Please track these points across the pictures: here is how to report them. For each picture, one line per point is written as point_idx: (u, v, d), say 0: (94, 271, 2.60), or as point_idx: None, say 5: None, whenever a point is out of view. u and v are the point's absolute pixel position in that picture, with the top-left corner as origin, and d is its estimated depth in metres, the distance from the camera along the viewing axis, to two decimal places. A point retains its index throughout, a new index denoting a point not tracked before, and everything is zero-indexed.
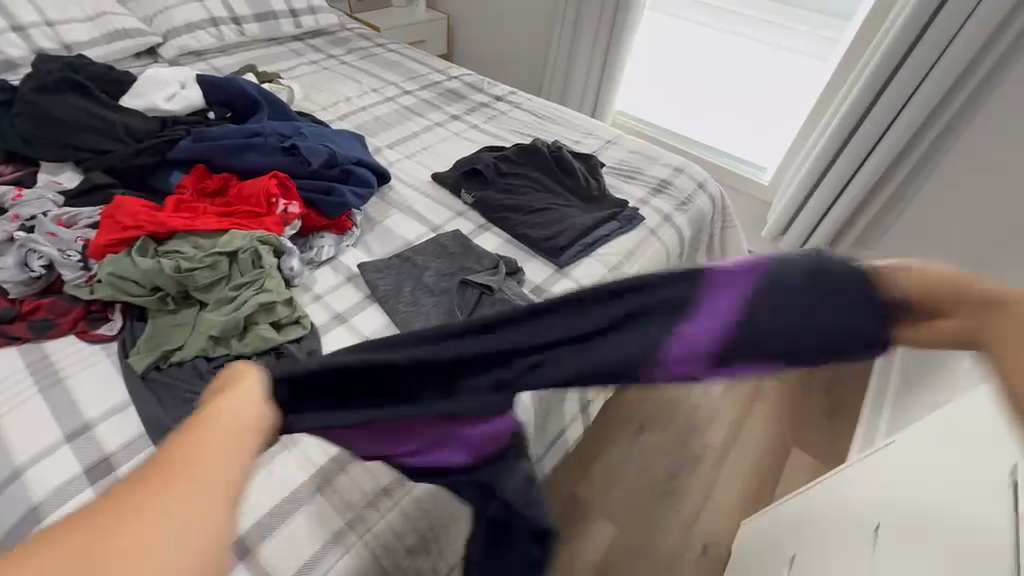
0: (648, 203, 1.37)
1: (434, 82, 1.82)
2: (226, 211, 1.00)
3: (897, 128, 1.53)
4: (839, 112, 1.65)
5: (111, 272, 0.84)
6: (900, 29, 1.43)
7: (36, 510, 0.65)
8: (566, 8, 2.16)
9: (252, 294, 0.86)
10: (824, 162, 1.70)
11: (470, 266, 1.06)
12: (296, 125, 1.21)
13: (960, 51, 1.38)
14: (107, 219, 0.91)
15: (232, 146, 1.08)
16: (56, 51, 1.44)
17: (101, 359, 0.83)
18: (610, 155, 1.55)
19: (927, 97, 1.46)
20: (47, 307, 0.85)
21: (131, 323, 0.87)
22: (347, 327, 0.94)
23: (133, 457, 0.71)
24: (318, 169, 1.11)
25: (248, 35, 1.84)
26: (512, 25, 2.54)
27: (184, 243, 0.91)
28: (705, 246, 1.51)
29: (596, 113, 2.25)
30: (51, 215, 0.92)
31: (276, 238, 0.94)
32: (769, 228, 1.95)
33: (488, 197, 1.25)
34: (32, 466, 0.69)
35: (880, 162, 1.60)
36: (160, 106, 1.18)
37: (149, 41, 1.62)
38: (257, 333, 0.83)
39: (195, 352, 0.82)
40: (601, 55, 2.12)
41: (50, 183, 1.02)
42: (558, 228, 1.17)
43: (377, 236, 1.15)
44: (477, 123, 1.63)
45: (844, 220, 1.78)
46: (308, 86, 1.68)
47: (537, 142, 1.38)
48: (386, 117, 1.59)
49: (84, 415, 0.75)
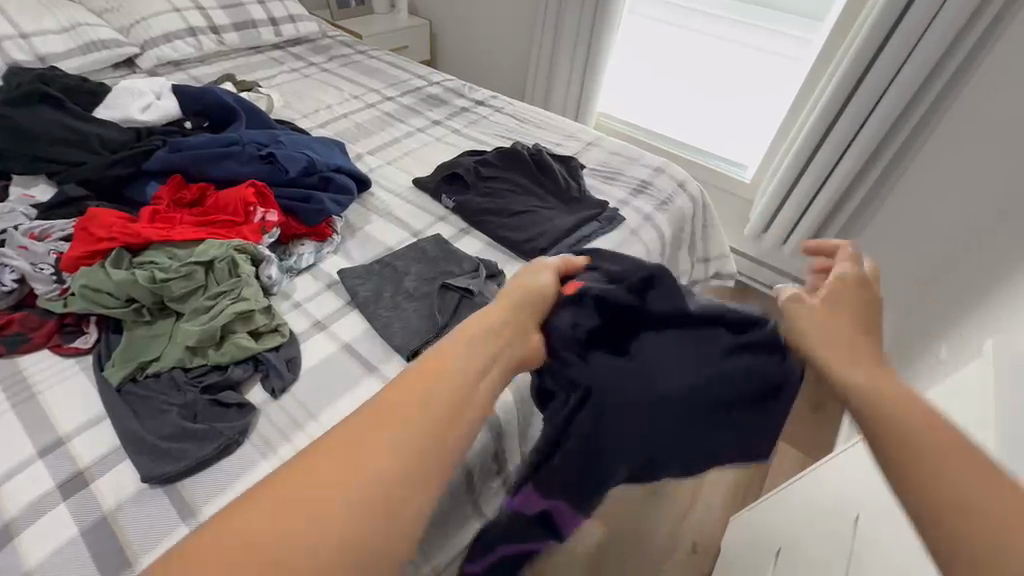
0: (629, 204, 1.38)
1: (416, 88, 1.83)
2: (202, 220, 0.99)
3: (871, 125, 1.57)
4: (815, 109, 1.68)
5: (84, 284, 0.83)
6: (872, 24, 1.46)
7: (8, 527, 0.64)
8: (545, 12, 2.18)
9: (229, 303, 0.85)
10: (803, 160, 1.73)
11: (451, 270, 1.06)
12: (274, 132, 1.21)
13: (928, 50, 1.42)
14: (81, 231, 0.90)
15: (209, 155, 1.08)
16: (31, 63, 1.43)
17: (75, 372, 0.82)
18: (590, 156, 1.57)
19: (897, 96, 1.50)
20: (19, 321, 0.84)
21: (106, 335, 0.86)
22: (328, 334, 0.94)
23: (108, 470, 0.71)
24: (296, 176, 1.11)
25: (227, 45, 1.83)
26: (494, 28, 2.55)
27: (159, 253, 0.90)
28: (687, 245, 1.52)
29: (579, 115, 2.27)
30: (23, 228, 0.90)
31: (253, 247, 0.94)
32: (752, 225, 1.98)
33: (468, 201, 1.25)
34: (2, 483, 0.68)
35: (855, 160, 1.64)
36: (134, 116, 1.17)
37: (127, 52, 1.61)
38: (235, 342, 0.83)
39: (171, 363, 0.81)
40: (581, 58, 2.14)
41: (23, 197, 1.00)
42: (539, 231, 1.18)
43: (357, 243, 1.15)
44: (459, 128, 1.64)
45: (824, 216, 1.81)
46: (289, 94, 1.68)
47: (517, 146, 1.39)
48: (367, 124, 1.60)
49: (58, 430, 0.74)
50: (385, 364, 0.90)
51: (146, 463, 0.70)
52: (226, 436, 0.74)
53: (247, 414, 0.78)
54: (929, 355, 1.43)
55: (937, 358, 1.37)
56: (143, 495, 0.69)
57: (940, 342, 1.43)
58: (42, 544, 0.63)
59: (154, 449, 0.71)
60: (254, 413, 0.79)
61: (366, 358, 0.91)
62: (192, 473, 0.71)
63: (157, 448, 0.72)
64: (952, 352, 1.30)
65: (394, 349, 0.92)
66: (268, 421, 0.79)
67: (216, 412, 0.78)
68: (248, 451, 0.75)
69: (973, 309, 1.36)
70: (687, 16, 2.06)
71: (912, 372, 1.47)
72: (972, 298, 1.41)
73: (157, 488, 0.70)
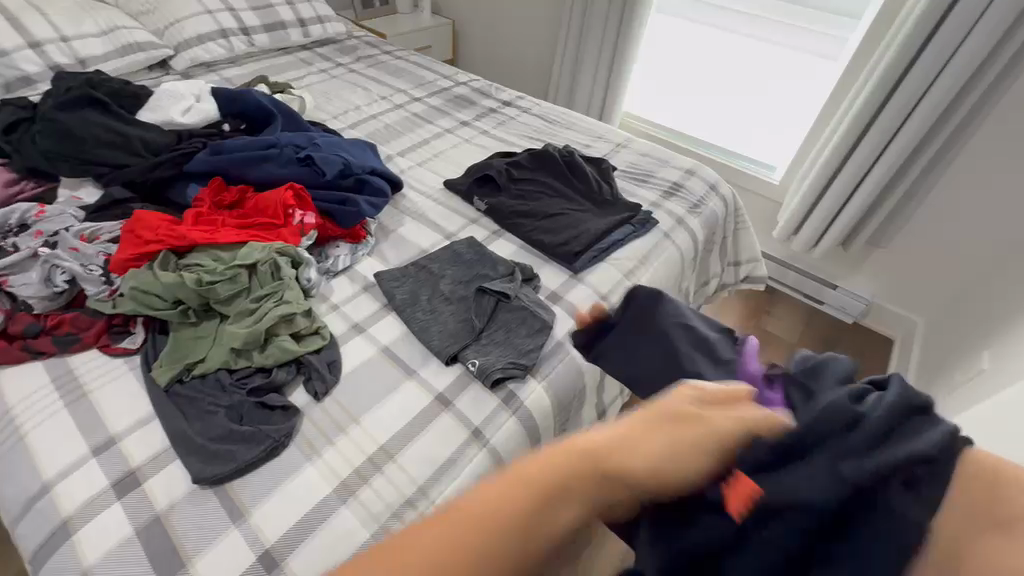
0: (661, 207, 1.36)
1: (443, 88, 1.83)
2: (243, 223, 1.00)
3: (910, 126, 1.52)
4: (851, 110, 1.63)
5: (133, 286, 0.84)
6: (915, 22, 1.41)
7: (65, 526, 0.66)
8: (571, 12, 2.16)
9: (272, 306, 0.86)
10: (836, 162, 1.69)
11: (486, 273, 1.06)
12: (310, 135, 1.22)
13: (972, 52, 1.37)
14: (128, 233, 0.91)
15: (247, 158, 1.09)
16: (72, 66, 1.46)
17: (123, 372, 0.84)
18: (621, 158, 1.55)
19: (938, 97, 1.45)
20: (70, 321, 0.85)
21: (153, 335, 0.87)
22: (366, 337, 0.94)
23: (157, 472, 0.72)
24: (332, 179, 1.12)
25: (258, 46, 1.85)
26: (517, 27, 2.54)
27: (204, 256, 0.91)
28: (718, 247, 1.50)
29: (603, 115, 2.25)
30: (73, 230, 0.92)
31: (293, 250, 0.95)
32: (781, 228, 1.94)
33: (500, 204, 1.25)
34: (59, 481, 0.70)
35: (893, 161, 1.58)
36: (176, 119, 1.19)
37: (161, 54, 1.63)
38: (278, 345, 0.83)
39: (217, 365, 0.82)
40: (607, 57, 2.11)
41: (71, 199, 1.02)
42: (572, 234, 1.16)
43: (391, 244, 1.16)
44: (487, 129, 1.63)
45: (858, 219, 1.77)
46: (319, 94, 1.70)
47: (547, 148, 1.38)
48: (396, 125, 1.60)
49: (110, 429, 0.76)
50: (424, 368, 0.90)
51: (196, 464, 0.71)
52: (273, 438, 0.75)
53: (292, 417, 0.79)
54: (968, 365, 1.39)
55: (977, 367, 1.33)
56: (195, 497, 0.70)
57: (979, 351, 1.39)
58: (97, 543, 0.64)
59: (204, 451, 0.72)
60: (299, 416, 0.80)
61: (405, 361, 0.91)
62: (241, 475, 0.72)
63: (206, 449, 0.73)
64: (994, 360, 1.26)
65: (431, 353, 0.92)
66: (312, 424, 0.80)
67: (261, 415, 0.78)
68: (293, 454, 0.76)
69: (1016, 317, 1.32)
70: (712, 14, 2.02)
71: (948, 381, 1.43)
72: (1016, 305, 1.37)
73: (207, 489, 0.71)
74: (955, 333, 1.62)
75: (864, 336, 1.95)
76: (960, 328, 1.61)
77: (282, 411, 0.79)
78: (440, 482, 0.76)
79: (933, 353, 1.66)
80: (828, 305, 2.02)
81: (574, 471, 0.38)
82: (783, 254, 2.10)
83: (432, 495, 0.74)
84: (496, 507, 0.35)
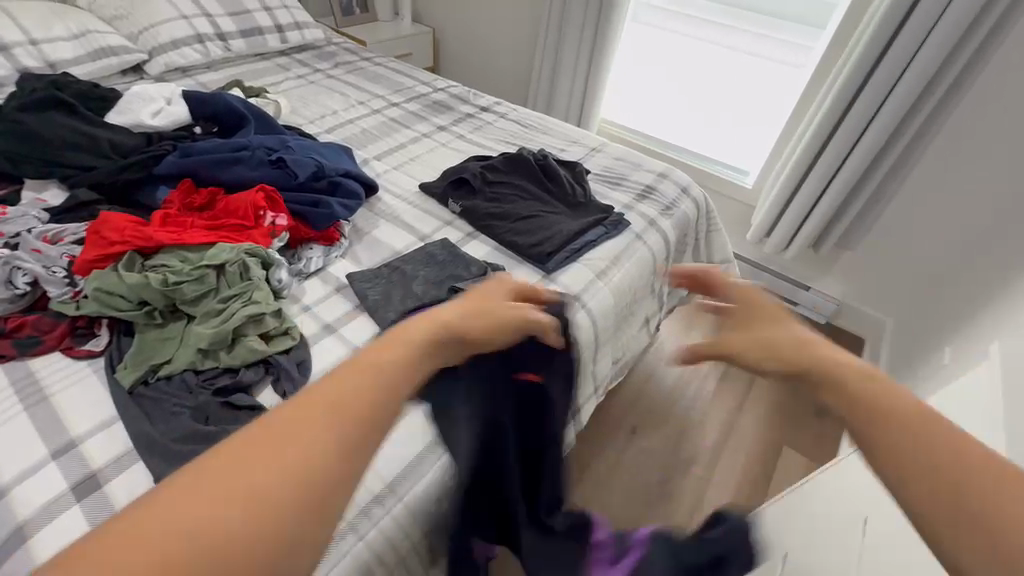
0: (633, 209, 1.39)
1: (421, 94, 1.84)
2: (212, 224, 1.00)
3: (872, 131, 1.58)
4: (817, 116, 1.69)
5: (96, 287, 0.84)
6: (873, 31, 1.48)
7: (19, 530, 0.64)
8: (548, 19, 2.20)
9: (240, 306, 0.86)
10: (804, 166, 1.75)
11: (458, 273, 1.07)
12: (283, 138, 1.22)
13: (926, 61, 1.44)
14: (93, 235, 0.91)
15: (217, 160, 1.09)
16: (41, 69, 1.44)
17: (87, 374, 0.83)
18: (595, 162, 1.58)
19: (898, 103, 1.52)
20: (32, 323, 0.84)
21: (119, 338, 0.87)
22: (337, 338, 0.94)
23: (119, 473, 0.71)
24: (305, 181, 1.12)
25: (234, 51, 1.85)
26: (497, 35, 2.58)
27: (171, 257, 0.91)
28: (691, 249, 1.53)
29: (581, 121, 2.29)
30: (36, 232, 0.91)
31: (264, 250, 0.95)
32: (754, 230, 1.99)
33: (474, 206, 1.26)
34: (16, 485, 0.68)
35: (857, 165, 1.64)
36: (145, 121, 1.19)
37: (135, 58, 1.62)
38: (246, 345, 0.83)
39: (183, 366, 0.81)
40: (584, 63, 2.15)
41: (35, 201, 1.01)
42: (545, 235, 1.18)
43: (365, 246, 1.16)
44: (464, 133, 1.65)
45: (826, 222, 1.82)
46: (296, 99, 1.70)
47: (522, 151, 1.40)
48: (373, 129, 1.61)
49: (71, 432, 0.75)
50: None
51: (159, 465, 0.70)
52: None
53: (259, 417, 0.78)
54: (933, 360, 1.43)
55: (940, 362, 1.38)
56: None
57: (942, 347, 1.43)
58: (52, 546, 0.63)
59: (168, 452, 0.72)
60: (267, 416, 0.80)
61: None
62: None
63: (171, 450, 0.72)
64: (955, 356, 1.30)
65: None
66: None
67: (229, 415, 0.78)
68: None
69: (977, 312, 1.37)
70: (684, 23, 2.07)
71: (915, 377, 1.48)
72: (977, 302, 1.42)
73: None
74: (921, 332, 1.66)
75: (836, 336, 2.00)
76: (926, 326, 1.65)
77: (247, 410, 0.79)
78: (409, 480, 0.76)
79: (902, 351, 1.71)
80: (801, 306, 2.06)
81: (379, 383, 0.39)
82: (757, 257, 2.15)
83: (400, 492, 0.74)
84: (275, 450, 0.33)
